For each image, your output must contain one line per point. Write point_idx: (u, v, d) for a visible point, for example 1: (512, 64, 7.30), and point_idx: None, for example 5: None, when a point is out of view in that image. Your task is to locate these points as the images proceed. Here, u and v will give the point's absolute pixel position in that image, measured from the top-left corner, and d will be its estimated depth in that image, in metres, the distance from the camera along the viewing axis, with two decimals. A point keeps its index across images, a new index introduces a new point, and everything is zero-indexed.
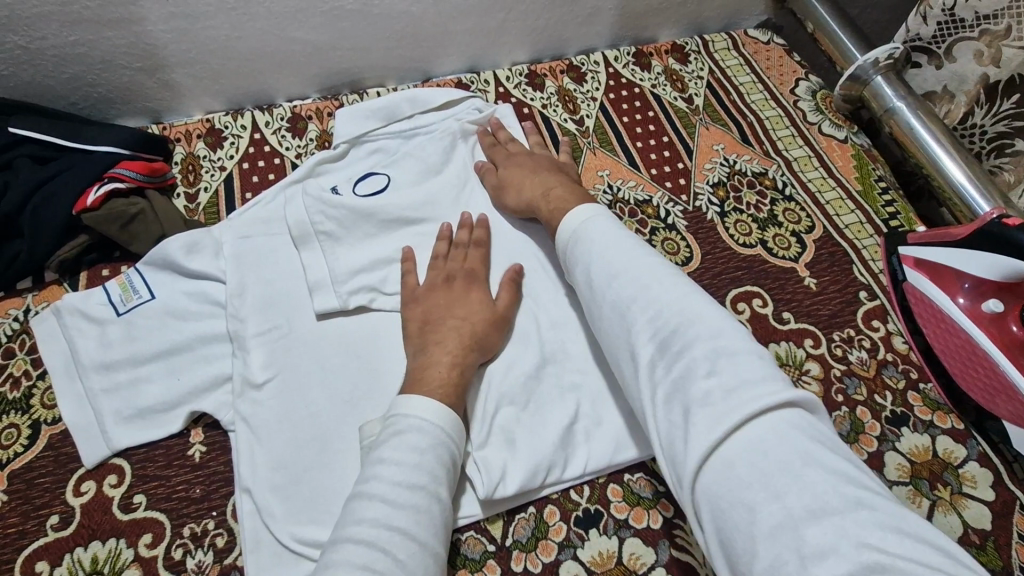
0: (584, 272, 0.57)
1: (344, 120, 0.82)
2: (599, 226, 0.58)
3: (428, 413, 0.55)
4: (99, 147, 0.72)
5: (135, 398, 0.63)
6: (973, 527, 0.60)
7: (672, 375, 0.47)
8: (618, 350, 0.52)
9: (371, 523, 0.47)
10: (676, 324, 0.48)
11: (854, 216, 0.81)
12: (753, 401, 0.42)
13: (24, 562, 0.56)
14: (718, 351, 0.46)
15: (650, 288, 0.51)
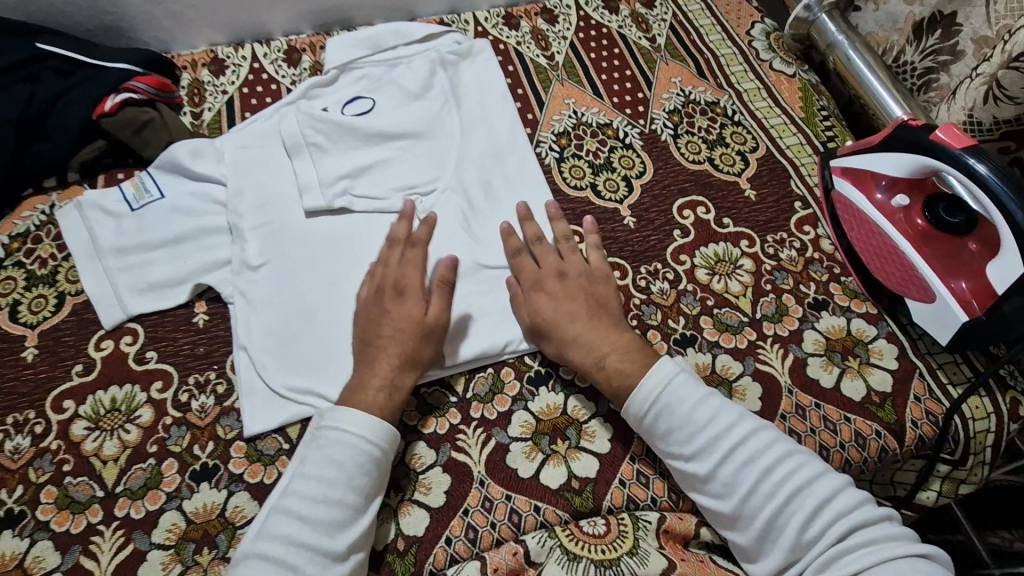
0: (657, 432, 0.59)
1: (335, 49, 0.90)
2: (672, 379, 0.59)
3: (351, 425, 0.56)
4: (116, 65, 0.82)
5: (145, 276, 0.72)
6: (876, 390, 0.69)
7: (764, 516, 0.53)
8: (699, 490, 0.57)
9: (280, 539, 0.51)
10: (736, 467, 0.55)
11: (795, 138, 0.89)
12: (845, 526, 0.51)
13: (53, 400, 0.65)
14: (801, 490, 0.53)
15: (734, 442, 0.55)
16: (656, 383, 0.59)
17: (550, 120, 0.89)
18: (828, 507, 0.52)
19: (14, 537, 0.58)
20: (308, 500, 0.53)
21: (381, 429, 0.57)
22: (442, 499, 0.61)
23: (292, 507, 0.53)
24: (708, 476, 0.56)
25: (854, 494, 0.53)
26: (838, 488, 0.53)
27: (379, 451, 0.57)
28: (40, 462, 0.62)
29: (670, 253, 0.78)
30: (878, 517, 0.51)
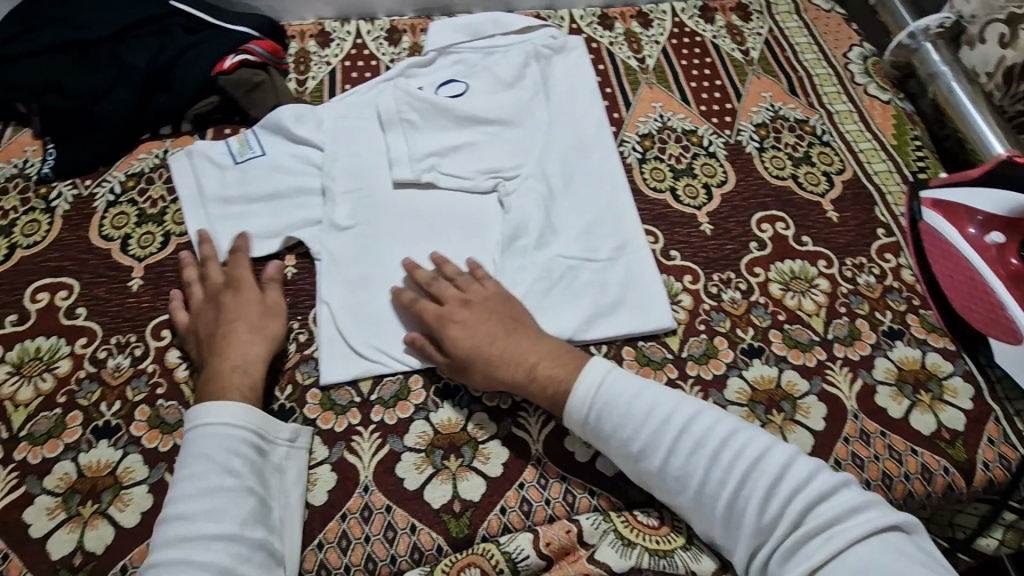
0: (605, 433, 0.59)
1: (436, 34, 0.94)
2: (605, 378, 0.60)
3: (216, 416, 0.57)
4: (237, 28, 0.88)
5: (245, 225, 0.77)
6: (947, 426, 0.67)
7: (727, 500, 0.54)
8: (657, 486, 0.58)
9: (177, 544, 0.51)
10: (667, 449, 0.56)
11: (885, 165, 0.87)
12: (806, 504, 0.52)
13: (152, 328, 0.70)
14: (755, 473, 0.54)
15: (681, 433, 0.57)
16: (591, 384, 0.60)
17: (635, 121, 0.91)
18: (790, 485, 0.53)
19: (108, 446, 0.63)
20: (196, 498, 0.53)
21: (236, 411, 0.58)
22: (500, 470, 0.63)
23: (186, 510, 0.53)
24: (666, 468, 0.57)
25: (822, 473, 0.54)
26: (788, 465, 0.54)
27: (244, 431, 0.58)
28: (137, 382, 0.66)
29: (745, 263, 0.78)
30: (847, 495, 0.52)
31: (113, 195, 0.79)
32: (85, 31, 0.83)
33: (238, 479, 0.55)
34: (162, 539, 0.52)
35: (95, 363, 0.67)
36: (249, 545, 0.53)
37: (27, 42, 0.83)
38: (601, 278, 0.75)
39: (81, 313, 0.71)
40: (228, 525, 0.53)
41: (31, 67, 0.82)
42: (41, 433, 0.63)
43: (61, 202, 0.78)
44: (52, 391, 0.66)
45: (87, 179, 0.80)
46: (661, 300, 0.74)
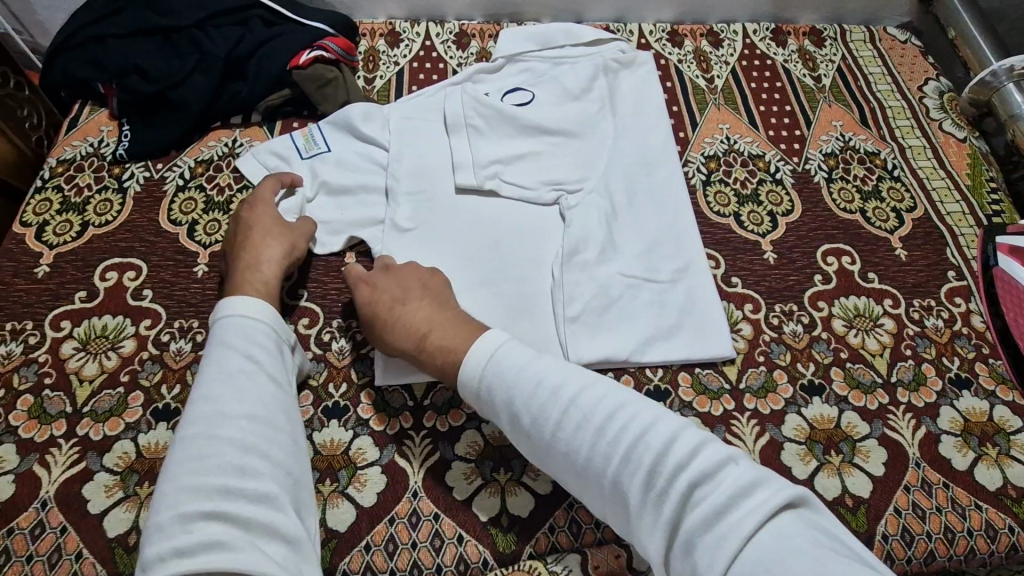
0: (500, 409, 0.56)
1: (506, 40, 0.94)
2: (496, 352, 0.57)
3: (250, 308, 0.60)
4: (314, 24, 0.88)
5: (323, 214, 0.78)
6: (1013, 484, 0.65)
7: (609, 477, 0.49)
8: (569, 479, 0.53)
9: (204, 424, 0.51)
10: (575, 420, 0.52)
11: (958, 206, 0.85)
12: (652, 461, 0.47)
13: None
14: (603, 433, 0.50)
15: (563, 401, 0.52)
16: (484, 351, 0.58)
17: (701, 142, 0.89)
18: (635, 443, 0.48)
19: (168, 429, 0.64)
20: (220, 380, 0.54)
21: (259, 305, 0.60)
22: (549, 487, 0.63)
23: (211, 391, 0.53)
24: (588, 448, 0.51)
25: (654, 426, 0.49)
26: (645, 429, 0.49)
27: (263, 322, 0.60)
28: (197, 368, 0.67)
29: (808, 296, 0.76)
30: (684, 446, 0.47)
31: (182, 181, 0.81)
32: (169, 17, 0.85)
33: (258, 365, 0.56)
34: (189, 420, 0.52)
35: (158, 345, 0.69)
36: (274, 427, 0.53)
37: (111, 23, 0.85)
38: (661, 300, 0.74)
39: (146, 295, 0.72)
40: (254, 404, 0.53)
41: (113, 49, 0.83)
42: (103, 410, 0.65)
43: (133, 184, 0.80)
44: (116, 369, 0.67)
45: (159, 163, 0.82)
46: (721, 328, 0.73)
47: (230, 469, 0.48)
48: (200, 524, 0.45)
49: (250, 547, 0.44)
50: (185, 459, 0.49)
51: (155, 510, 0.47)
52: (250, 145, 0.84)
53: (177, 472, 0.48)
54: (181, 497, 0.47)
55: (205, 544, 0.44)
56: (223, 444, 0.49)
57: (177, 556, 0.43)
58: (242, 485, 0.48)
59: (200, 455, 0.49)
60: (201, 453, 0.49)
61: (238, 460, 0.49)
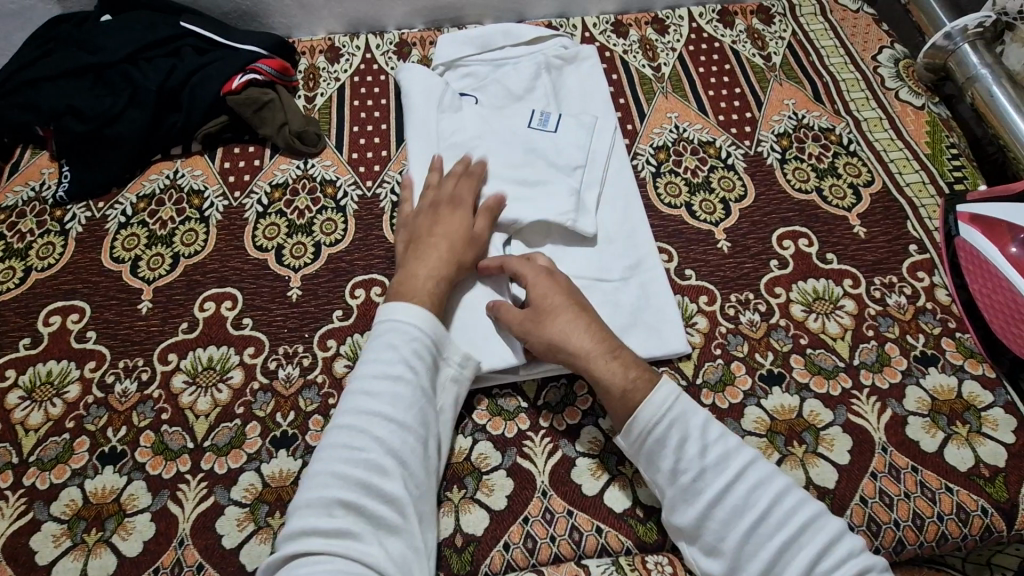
0: (663, 450, 0.55)
1: (445, 45, 0.91)
2: (678, 398, 0.57)
3: (408, 316, 0.61)
4: (246, 47, 0.87)
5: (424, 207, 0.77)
6: (986, 462, 0.62)
7: (771, 548, 0.49)
8: (712, 533, 0.52)
9: (348, 426, 0.54)
10: (742, 491, 0.52)
11: (918, 176, 0.82)
12: (821, 548, 0.49)
13: (159, 351, 0.70)
14: (778, 505, 0.51)
15: (739, 465, 0.53)
16: (660, 405, 0.56)
17: (650, 133, 0.87)
18: (805, 525, 0.50)
19: (114, 473, 0.63)
20: (377, 375, 0.57)
21: (427, 318, 0.61)
22: (504, 502, 0.61)
23: (365, 387, 0.56)
24: (751, 518, 0.51)
25: (825, 516, 0.51)
26: (819, 515, 0.51)
27: (439, 339, 0.61)
28: (143, 407, 0.66)
29: (765, 283, 0.74)
30: (853, 544, 0.50)
31: (124, 218, 0.80)
32: (98, 54, 0.84)
33: (404, 376, 0.57)
34: (344, 409, 0.56)
35: (103, 388, 0.68)
36: (413, 432, 0.55)
37: (43, 65, 0.84)
38: (614, 299, 0.72)
39: (91, 336, 0.71)
40: (386, 403, 0.55)
41: (46, 89, 0.82)
42: (49, 457, 0.64)
43: (75, 225, 0.79)
44: (61, 416, 0.66)
45: (101, 202, 0.81)
46: (677, 324, 0.70)
47: (370, 467, 0.52)
48: (341, 509, 0.50)
49: (372, 543, 0.49)
50: (334, 446, 0.54)
51: (306, 488, 0.52)
52: (191, 175, 0.83)
53: (327, 458, 0.53)
54: (326, 480, 0.51)
55: (336, 530, 0.49)
56: (354, 448, 0.53)
57: (313, 534, 0.48)
58: (377, 485, 0.51)
59: (344, 446, 0.53)
60: (350, 448, 0.53)
61: (375, 459, 0.52)
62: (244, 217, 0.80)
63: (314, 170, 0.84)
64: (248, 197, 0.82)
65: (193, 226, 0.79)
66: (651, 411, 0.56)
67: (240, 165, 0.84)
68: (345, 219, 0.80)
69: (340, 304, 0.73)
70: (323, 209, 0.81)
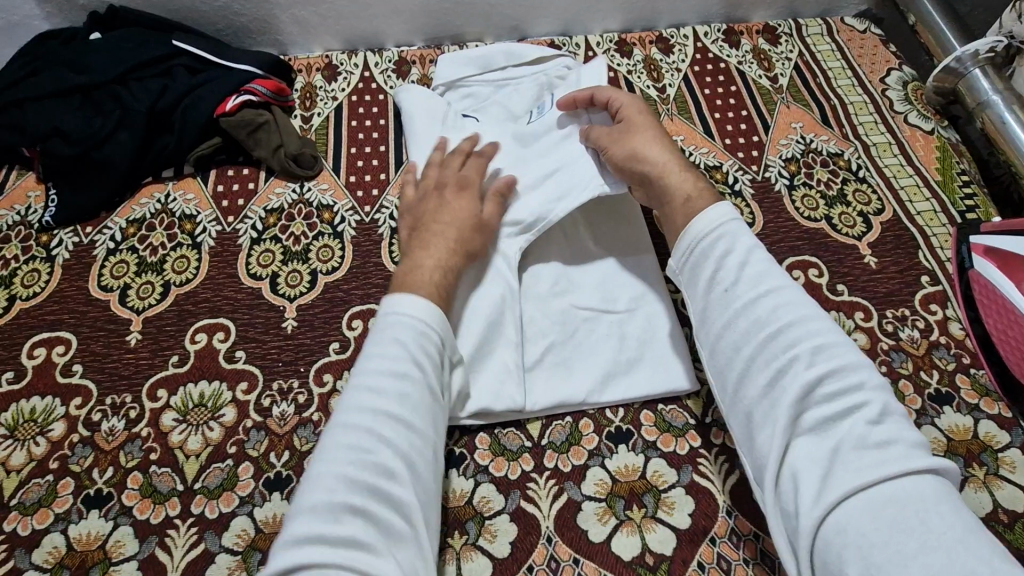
0: (706, 262, 0.60)
1: (445, 65, 0.90)
2: (729, 223, 0.60)
3: (414, 311, 0.58)
4: (240, 66, 0.85)
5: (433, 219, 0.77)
6: (1004, 507, 0.60)
7: (779, 360, 0.52)
8: (732, 344, 0.56)
9: (354, 425, 0.51)
10: (766, 308, 0.55)
11: (928, 204, 0.80)
12: (828, 373, 0.51)
13: (149, 387, 0.67)
14: (796, 328, 0.53)
15: (770, 286, 0.56)
16: (711, 222, 0.60)
17: None
18: (821, 349, 0.52)
19: (99, 517, 0.60)
20: (383, 371, 0.54)
21: (431, 312, 0.59)
22: (507, 549, 0.59)
23: (370, 382, 0.54)
24: (768, 329, 0.54)
25: (846, 347, 0.52)
26: (842, 351, 0.52)
27: (441, 334, 0.59)
28: (131, 447, 0.64)
29: None
30: (866, 381, 0.51)
31: (113, 243, 0.77)
32: (87, 74, 0.82)
33: (410, 376, 0.54)
34: (348, 405, 0.53)
35: (89, 426, 0.65)
36: (422, 437, 0.53)
37: (29, 85, 0.81)
38: (618, 332, 0.70)
39: (77, 370, 0.68)
40: (394, 403, 0.53)
41: (33, 111, 0.80)
42: (32, 501, 0.61)
43: (62, 251, 0.77)
44: (45, 456, 0.63)
45: (88, 226, 0.79)
46: (684, 359, 0.68)
47: (374, 471, 0.49)
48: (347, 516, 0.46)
49: (382, 554, 0.46)
50: (337, 445, 0.50)
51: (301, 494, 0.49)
52: (183, 199, 0.81)
53: (329, 449, 0.51)
54: (327, 480, 0.48)
55: (337, 539, 0.45)
56: (362, 447, 0.50)
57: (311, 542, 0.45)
58: (386, 489, 0.49)
59: (350, 446, 0.50)
60: (356, 451, 0.50)
61: (383, 459, 0.50)
62: (238, 243, 0.77)
63: (310, 194, 0.82)
64: (242, 222, 0.79)
65: (185, 252, 0.77)
66: (702, 227, 0.60)
67: (233, 189, 0.82)
68: (342, 246, 0.78)
69: (337, 336, 0.71)
70: (319, 235, 0.78)
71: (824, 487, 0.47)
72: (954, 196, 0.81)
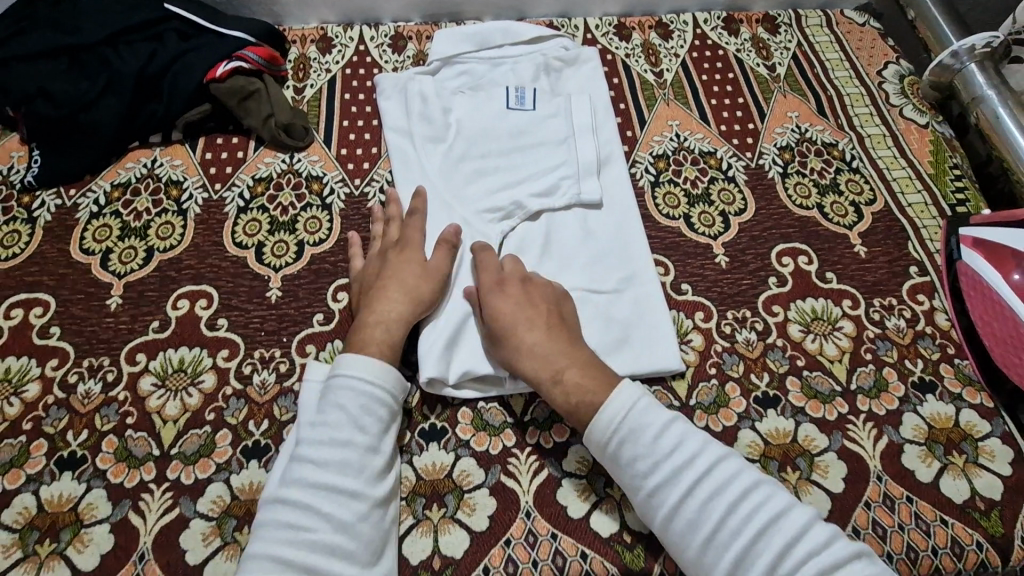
0: (624, 464, 0.54)
1: (444, 40, 0.88)
2: (633, 406, 0.55)
3: (362, 372, 0.57)
4: (233, 33, 0.84)
5: (436, 181, 0.76)
6: (982, 495, 0.61)
7: (728, 561, 0.48)
8: (676, 543, 0.52)
9: (292, 507, 0.51)
10: (698, 488, 0.51)
11: (920, 196, 0.80)
12: (785, 540, 0.47)
13: (128, 351, 0.66)
14: (734, 511, 0.49)
15: (696, 462, 0.52)
16: (619, 409, 0.55)
17: (649, 141, 0.85)
18: (768, 517, 0.49)
19: (72, 480, 0.59)
20: (321, 441, 0.54)
21: (380, 369, 0.58)
22: (485, 523, 0.59)
23: (309, 454, 0.53)
24: (710, 512, 0.50)
25: (785, 502, 0.50)
26: (783, 512, 0.49)
27: (393, 391, 0.58)
28: (107, 410, 0.63)
29: (763, 300, 0.72)
30: (822, 536, 0.48)
31: (97, 207, 0.76)
32: (74, 35, 0.80)
33: (355, 436, 0.54)
34: (286, 482, 0.53)
35: (65, 388, 0.64)
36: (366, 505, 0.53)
37: (15, 43, 0.80)
38: (605, 312, 0.69)
39: (55, 332, 0.67)
40: (332, 472, 0.52)
41: (18, 70, 0.78)
42: (3, 461, 0.60)
43: (44, 213, 0.75)
44: (18, 417, 0.62)
45: (72, 190, 0.77)
46: (671, 341, 0.67)
47: (316, 546, 0.49)
48: None
49: None
50: (278, 526, 0.50)
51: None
52: (170, 165, 0.79)
53: (267, 536, 0.50)
54: (265, 563, 0.48)
55: None
56: (299, 527, 0.50)
57: None
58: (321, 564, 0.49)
59: (285, 530, 0.50)
60: (295, 528, 0.50)
61: (325, 536, 0.50)
62: (224, 211, 0.76)
63: (299, 165, 0.80)
64: (229, 190, 0.78)
65: (170, 218, 0.76)
66: (611, 415, 0.55)
67: (222, 157, 0.80)
68: (330, 218, 0.77)
69: (321, 307, 0.70)
70: (307, 206, 0.77)
71: None
72: (945, 192, 0.81)
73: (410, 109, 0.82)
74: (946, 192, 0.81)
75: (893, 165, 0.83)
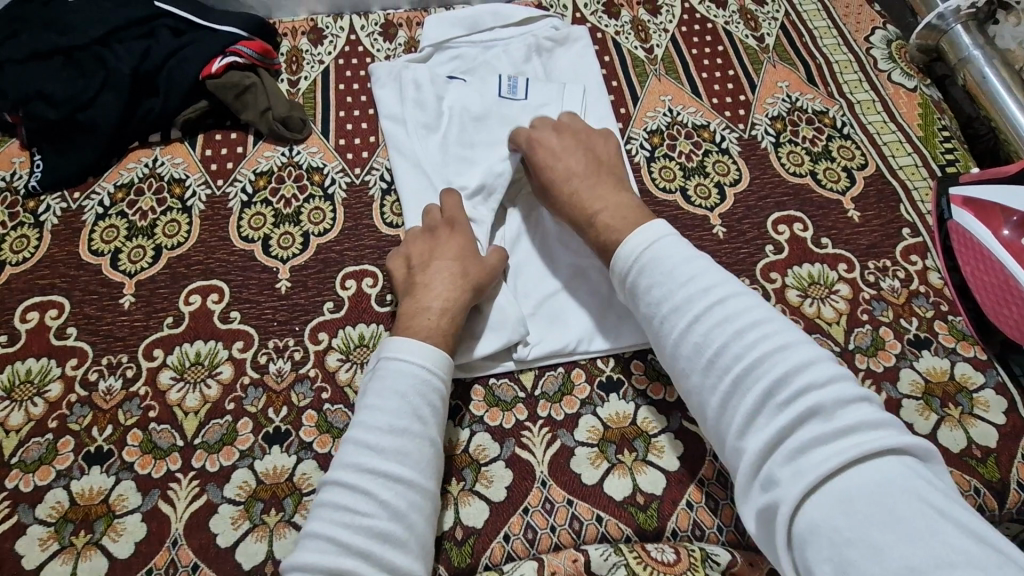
0: (637, 296, 0.56)
1: (433, 26, 0.88)
2: (654, 242, 0.56)
3: (417, 360, 0.56)
4: (224, 28, 0.84)
5: (434, 168, 0.77)
6: (978, 443, 0.63)
7: (725, 384, 0.48)
8: (681, 369, 0.52)
9: (348, 490, 0.50)
10: (703, 321, 0.51)
11: (910, 159, 0.82)
12: (779, 375, 0.46)
13: (145, 347, 0.68)
14: (738, 338, 0.49)
15: (705, 296, 0.51)
16: (640, 244, 0.57)
17: (643, 117, 0.86)
18: (770, 354, 0.47)
19: (101, 473, 0.61)
20: (381, 429, 0.53)
21: (435, 355, 0.57)
22: (504, 493, 0.61)
23: (364, 437, 0.52)
24: (710, 345, 0.50)
25: (802, 345, 0.47)
26: (792, 350, 0.47)
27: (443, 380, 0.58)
28: (129, 406, 0.64)
29: (761, 268, 0.74)
30: (824, 375, 0.45)
31: (102, 209, 0.77)
32: (68, 36, 0.81)
33: (411, 422, 0.54)
34: (341, 464, 0.52)
35: (86, 386, 0.65)
36: (418, 488, 0.52)
37: (10, 47, 0.81)
38: None
39: (71, 333, 0.69)
40: (388, 459, 0.51)
41: (15, 75, 0.79)
42: (32, 459, 0.62)
43: (50, 217, 0.76)
44: (43, 416, 0.64)
45: (75, 192, 0.78)
46: None
47: (375, 533, 0.48)
48: None
49: None
50: (332, 508, 0.50)
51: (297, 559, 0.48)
52: (171, 163, 0.80)
53: (324, 516, 0.50)
54: (322, 544, 0.48)
55: None
56: (350, 508, 0.49)
57: None
58: (378, 553, 0.48)
59: (342, 510, 0.49)
60: (350, 512, 0.49)
61: (377, 523, 0.49)
62: (228, 207, 0.77)
63: (299, 157, 0.81)
64: (232, 185, 0.79)
65: (175, 216, 0.77)
66: (632, 253, 0.57)
67: (222, 153, 0.81)
68: (333, 208, 0.78)
69: (330, 295, 0.71)
70: (310, 197, 0.78)
71: (794, 491, 0.42)
72: (935, 153, 0.82)
73: (405, 96, 0.82)
74: (936, 154, 0.82)
75: (881, 129, 0.85)
